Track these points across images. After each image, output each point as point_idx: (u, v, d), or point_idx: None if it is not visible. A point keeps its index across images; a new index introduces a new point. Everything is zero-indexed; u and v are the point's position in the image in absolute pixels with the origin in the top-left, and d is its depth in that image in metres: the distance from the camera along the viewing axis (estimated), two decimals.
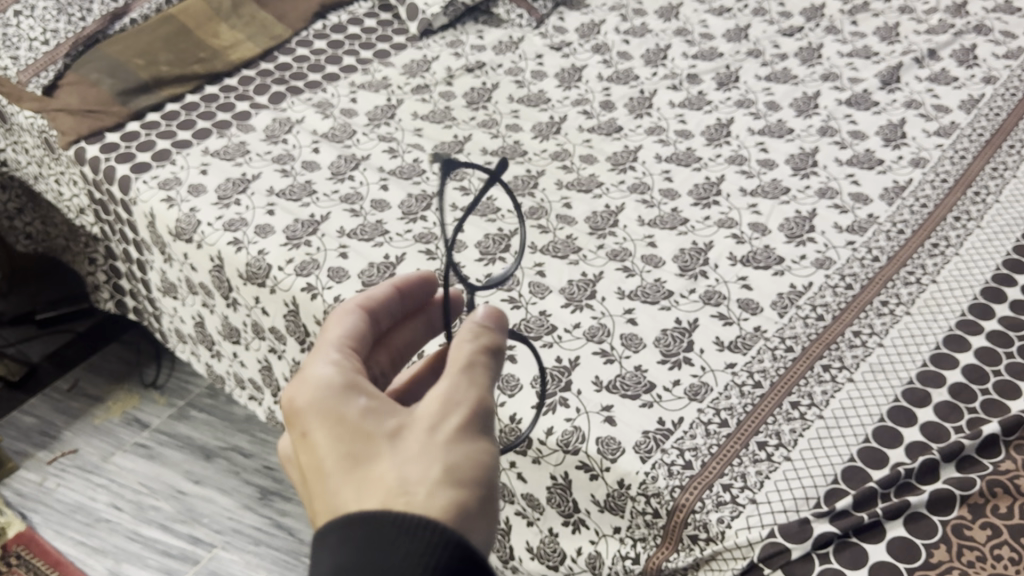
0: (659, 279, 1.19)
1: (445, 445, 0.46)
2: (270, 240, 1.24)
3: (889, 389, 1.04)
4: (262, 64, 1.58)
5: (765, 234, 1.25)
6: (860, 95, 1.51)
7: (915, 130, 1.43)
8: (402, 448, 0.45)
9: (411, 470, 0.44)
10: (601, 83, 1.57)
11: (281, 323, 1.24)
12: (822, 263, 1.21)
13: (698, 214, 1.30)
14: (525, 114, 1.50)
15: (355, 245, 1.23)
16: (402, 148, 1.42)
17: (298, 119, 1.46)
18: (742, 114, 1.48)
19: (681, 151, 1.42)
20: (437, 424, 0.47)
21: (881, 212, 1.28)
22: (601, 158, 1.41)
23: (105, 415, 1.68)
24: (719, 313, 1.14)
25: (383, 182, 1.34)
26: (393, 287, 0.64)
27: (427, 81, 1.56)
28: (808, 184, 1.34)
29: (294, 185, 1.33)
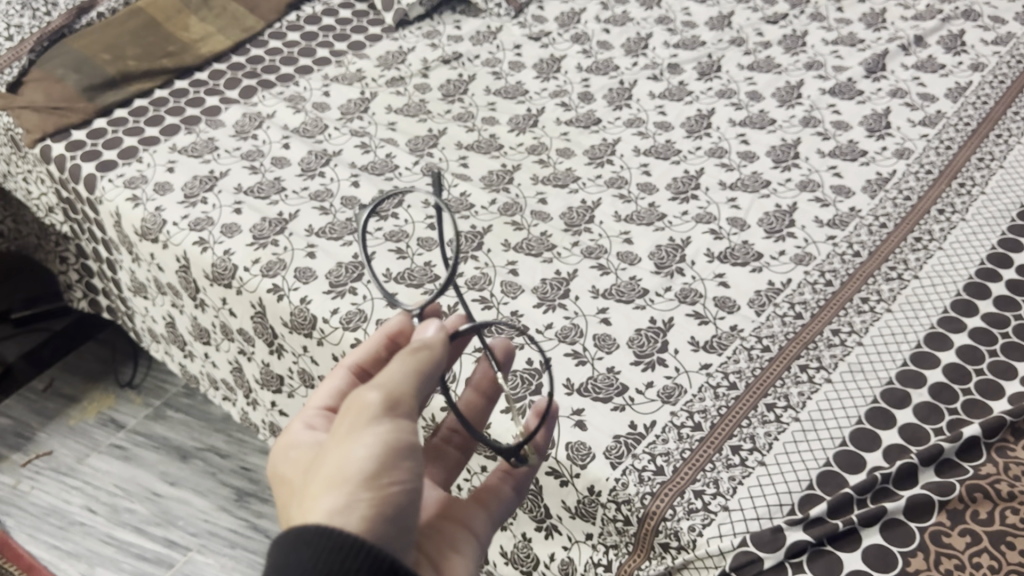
0: (635, 277, 1.16)
1: (341, 450, 0.56)
2: (237, 239, 1.21)
3: (867, 390, 1.02)
4: (233, 58, 1.54)
5: (744, 229, 1.22)
6: (845, 83, 1.47)
7: (900, 119, 1.40)
8: (312, 472, 0.56)
9: (312, 492, 0.55)
10: (580, 73, 1.54)
11: (249, 325, 1.21)
12: (802, 259, 1.17)
13: (676, 209, 1.27)
14: (502, 107, 1.47)
15: (324, 245, 1.20)
16: (375, 142, 1.38)
17: (268, 114, 1.43)
18: (723, 105, 1.45)
19: (660, 143, 1.39)
20: (339, 436, 0.57)
21: (864, 206, 1.25)
22: (579, 152, 1.38)
23: (81, 416, 1.65)
24: (695, 312, 1.11)
25: (354, 178, 1.31)
26: (386, 338, 0.77)
27: (402, 73, 1.53)
28: (789, 176, 1.31)
29: (263, 182, 1.30)
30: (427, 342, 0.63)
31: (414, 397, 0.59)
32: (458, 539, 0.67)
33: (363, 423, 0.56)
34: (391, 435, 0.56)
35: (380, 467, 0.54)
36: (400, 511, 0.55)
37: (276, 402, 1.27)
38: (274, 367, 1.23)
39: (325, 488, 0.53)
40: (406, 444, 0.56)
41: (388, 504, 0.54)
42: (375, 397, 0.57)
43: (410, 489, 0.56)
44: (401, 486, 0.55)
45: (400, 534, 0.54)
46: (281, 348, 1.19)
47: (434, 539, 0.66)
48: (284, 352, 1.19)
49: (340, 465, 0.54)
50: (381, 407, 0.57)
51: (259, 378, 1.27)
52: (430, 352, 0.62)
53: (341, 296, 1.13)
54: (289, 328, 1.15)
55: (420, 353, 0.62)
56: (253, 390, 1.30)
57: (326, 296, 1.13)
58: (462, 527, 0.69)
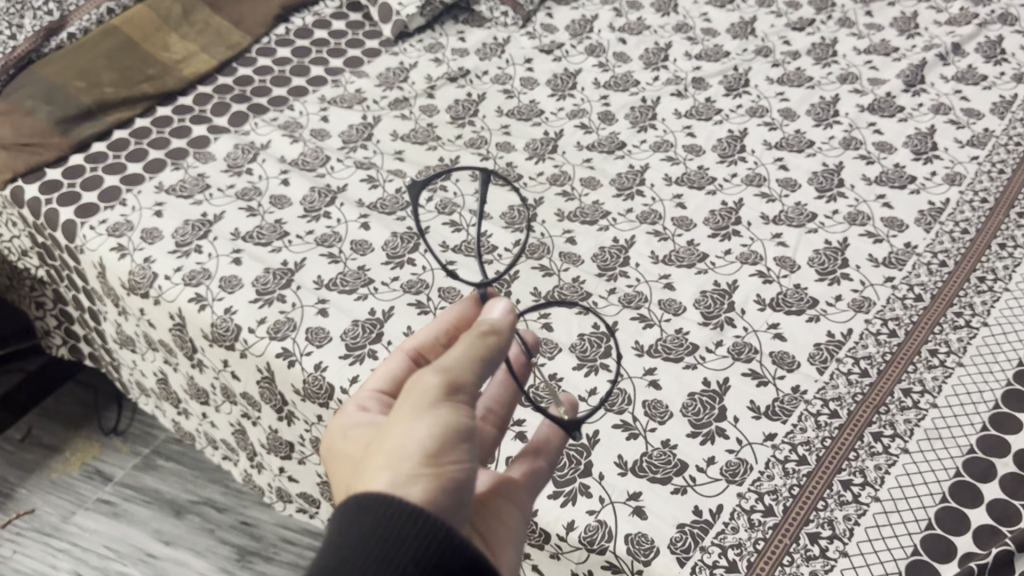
0: (681, 329, 1.06)
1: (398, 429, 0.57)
2: (238, 295, 1.09)
3: (949, 461, 0.92)
4: (220, 79, 1.41)
5: (794, 270, 1.13)
6: (883, 99, 1.38)
7: (946, 139, 1.30)
8: (374, 449, 0.58)
9: (372, 467, 0.56)
10: (599, 90, 1.42)
11: (254, 390, 1.10)
12: (860, 305, 1.08)
13: (717, 247, 1.16)
14: (517, 130, 1.36)
15: (336, 299, 1.09)
16: (382, 175, 1.27)
17: (262, 144, 1.31)
18: (756, 125, 1.35)
19: (693, 171, 1.28)
20: (398, 416, 0.58)
21: (919, 240, 1.16)
22: (605, 182, 1.27)
23: (63, 468, 1.54)
24: (752, 370, 1.01)
25: (364, 219, 1.19)
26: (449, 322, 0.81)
27: (405, 93, 1.41)
28: (836, 208, 1.21)
29: (263, 226, 1.18)
30: (492, 328, 0.64)
31: (471, 381, 0.61)
32: (504, 514, 0.68)
33: (424, 406, 0.57)
34: (450, 417, 0.57)
35: (440, 445, 0.56)
36: (459, 488, 0.56)
37: (284, 468, 1.16)
38: (283, 433, 1.11)
39: (385, 464, 0.55)
40: (465, 427, 0.57)
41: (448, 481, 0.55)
42: (435, 381, 0.59)
43: (469, 468, 0.57)
44: (461, 465, 0.56)
45: (460, 509, 0.55)
46: (291, 416, 1.08)
47: (482, 511, 0.67)
48: (295, 420, 1.08)
49: (400, 442, 0.56)
50: (440, 391, 0.58)
51: (265, 444, 1.16)
52: (495, 337, 0.64)
53: (359, 362, 1.01)
54: (301, 396, 1.04)
55: (486, 336, 0.63)
56: (258, 454, 1.19)
57: (342, 362, 1.02)
58: (507, 500, 0.70)
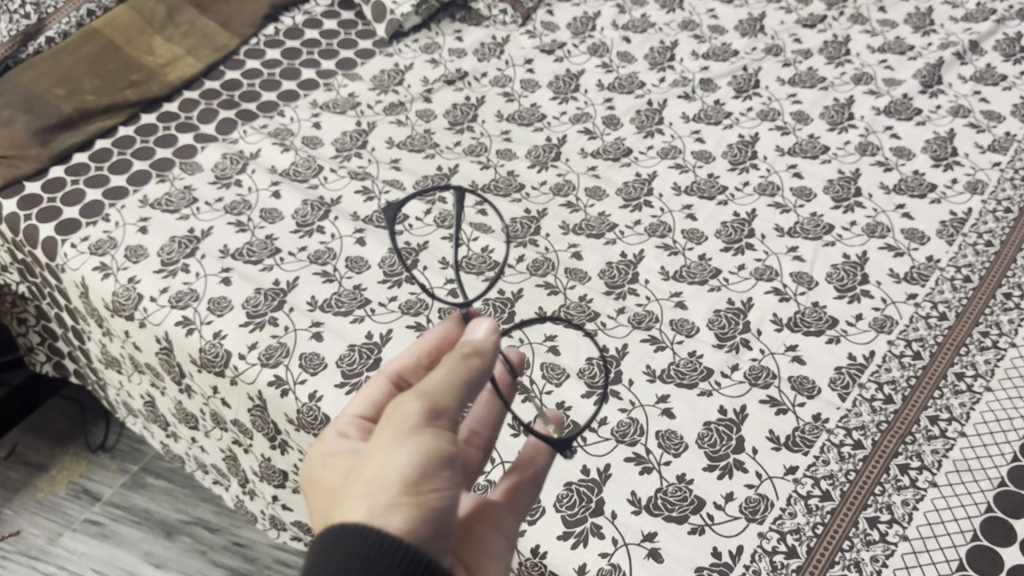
0: (695, 352, 1.01)
1: (378, 457, 0.54)
2: (227, 318, 1.04)
3: (980, 495, 0.87)
4: (207, 83, 1.35)
5: (812, 287, 1.07)
6: (899, 101, 1.32)
7: (966, 144, 1.25)
8: (351, 479, 0.54)
9: (348, 498, 0.53)
10: (602, 92, 1.37)
11: (245, 418, 1.04)
12: (882, 324, 1.03)
13: (730, 262, 1.11)
14: (518, 136, 1.30)
15: (331, 322, 1.03)
16: (378, 186, 1.21)
17: (251, 153, 1.25)
18: (767, 129, 1.29)
19: (702, 179, 1.23)
20: (378, 444, 0.55)
21: (941, 254, 1.10)
22: (611, 192, 1.21)
23: (50, 487, 1.48)
24: (770, 398, 0.96)
25: (359, 234, 1.14)
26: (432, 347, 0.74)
27: (400, 97, 1.36)
28: (854, 219, 1.15)
29: (253, 243, 1.13)
30: (474, 350, 0.61)
31: (452, 408, 0.57)
32: (487, 543, 0.64)
33: (402, 434, 0.54)
34: (430, 446, 0.54)
35: (419, 475, 0.52)
36: (442, 519, 0.52)
37: (278, 497, 1.10)
38: (276, 462, 1.06)
39: (361, 495, 0.51)
40: (444, 454, 0.54)
41: (429, 511, 0.51)
42: (413, 409, 0.55)
43: (450, 497, 0.53)
44: (440, 494, 0.53)
45: (441, 542, 0.52)
46: (284, 445, 1.03)
47: (462, 541, 0.63)
48: (288, 449, 1.03)
49: (378, 473, 0.52)
50: (419, 419, 0.55)
51: (257, 471, 1.10)
52: (478, 361, 0.60)
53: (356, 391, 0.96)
54: (295, 426, 0.98)
55: (469, 358, 0.60)
56: (250, 481, 1.13)
57: (338, 391, 0.96)
58: (491, 528, 0.65)
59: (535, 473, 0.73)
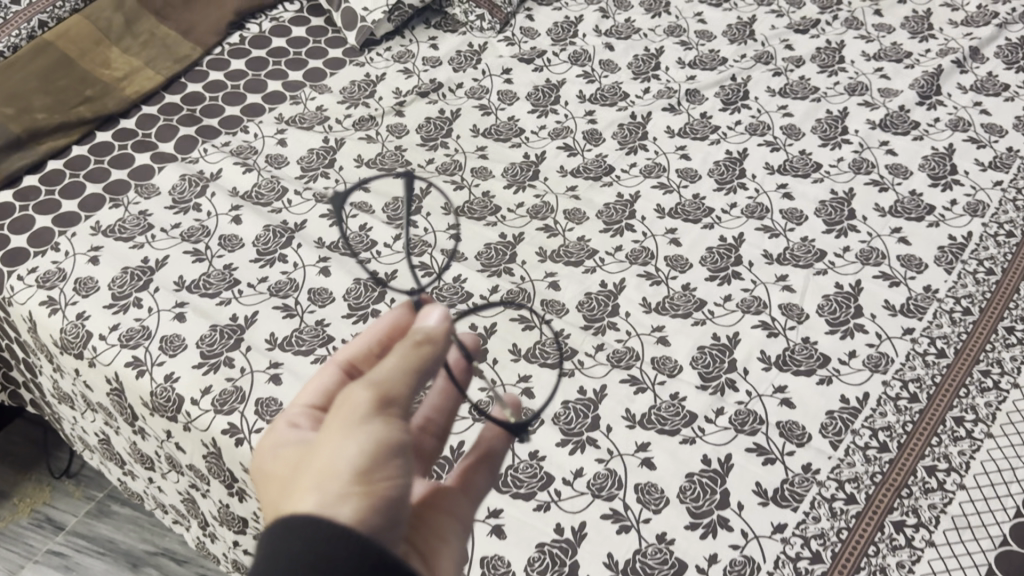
0: (677, 394, 0.95)
1: (329, 446, 0.53)
2: (181, 358, 0.97)
3: (980, 556, 0.81)
4: (167, 97, 1.28)
5: (802, 321, 1.01)
6: (896, 114, 1.26)
7: (966, 161, 1.19)
8: (301, 469, 0.53)
9: (298, 487, 0.52)
10: (584, 105, 1.30)
11: (201, 464, 0.98)
12: (877, 363, 0.97)
13: (716, 292, 1.05)
14: (494, 153, 1.23)
15: (290, 363, 0.97)
16: (345, 209, 1.14)
17: (212, 173, 1.18)
18: (756, 144, 1.23)
19: (688, 200, 1.16)
20: (328, 433, 0.53)
21: (940, 283, 1.04)
22: (591, 214, 1.15)
23: (11, 517, 1.42)
24: (757, 446, 0.90)
25: (324, 263, 1.07)
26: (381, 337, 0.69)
27: (371, 110, 1.29)
28: (847, 244, 1.09)
29: (210, 273, 1.06)
30: (426, 337, 0.58)
31: (404, 395, 0.56)
32: (442, 529, 0.63)
33: (352, 425, 0.53)
34: (382, 434, 0.53)
35: (371, 464, 0.51)
36: (394, 508, 0.52)
37: (239, 543, 1.04)
38: (235, 509, 1.00)
39: (311, 486, 0.51)
40: (396, 442, 0.53)
41: (381, 503, 0.51)
42: (363, 398, 0.54)
43: (402, 487, 0.53)
44: (393, 482, 0.52)
45: (394, 529, 0.52)
46: (243, 492, 0.97)
47: (417, 528, 0.62)
48: (247, 497, 0.97)
49: (328, 461, 0.51)
50: (370, 408, 0.54)
51: (217, 516, 1.04)
52: (431, 346, 0.58)
53: None
54: (252, 476, 0.92)
55: (421, 345, 0.58)
56: (209, 524, 1.07)
57: None
58: (448, 516, 0.65)
59: (494, 456, 0.73)
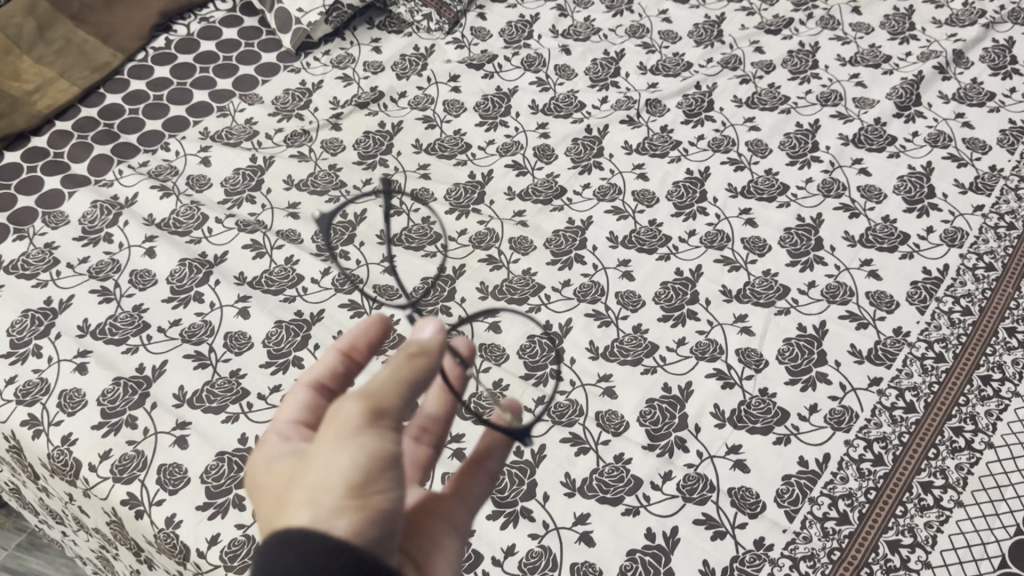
0: (622, 455, 0.87)
1: (319, 462, 0.49)
2: (80, 417, 0.90)
3: None
4: (82, 111, 1.19)
5: (761, 369, 0.93)
6: (871, 127, 1.17)
7: (945, 181, 1.10)
8: (294, 482, 0.50)
9: (291, 500, 0.49)
10: (536, 116, 1.20)
11: (106, 529, 0.90)
12: (840, 419, 0.89)
13: (669, 334, 0.96)
14: (436, 171, 1.14)
15: (199, 422, 0.89)
16: (270, 240, 1.05)
17: (126, 199, 1.09)
18: (719, 162, 1.14)
19: (643, 227, 1.07)
20: (318, 446, 0.50)
21: (912, 325, 0.96)
22: (539, 243, 1.06)
23: None
24: (706, 518, 0.82)
25: (243, 303, 0.99)
26: (341, 354, 0.68)
27: (305, 123, 1.19)
28: (812, 279, 1.01)
29: (118, 317, 0.98)
30: (422, 346, 0.54)
31: (399, 404, 0.52)
32: (438, 540, 0.62)
33: (345, 436, 0.49)
34: (377, 445, 0.49)
35: (364, 478, 0.48)
36: (389, 522, 0.49)
37: None
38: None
39: (303, 500, 0.48)
40: (391, 454, 0.50)
41: (375, 518, 0.48)
42: (355, 409, 0.50)
43: (397, 498, 0.50)
44: (388, 496, 0.49)
45: (387, 544, 0.49)
46: (150, 561, 0.89)
47: (412, 536, 0.61)
48: (155, 566, 0.89)
49: (320, 476, 0.48)
50: (362, 418, 0.50)
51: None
52: (427, 357, 0.54)
53: (221, 516, 0.82)
54: (155, 549, 0.85)
55: (416, 356, 0.53)
56: None
57: (199, 516, 0.82)
58: (446, 523, 0.64)
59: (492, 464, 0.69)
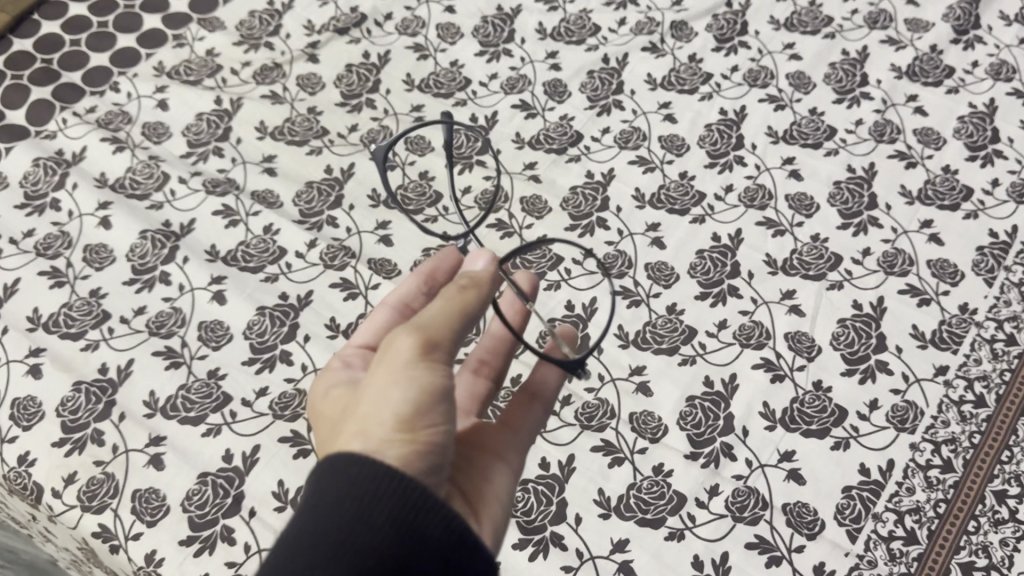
0: (661, 465, 0.77)
1: (371, 394, 0.48)
2: (37, 430, 0.78)
3: None
4: (15, 44, 1.02)
5: (815, 358, 0.82)
6: (926, 56, 1.02)
7: (1011, 123, 0.96)
8: (350, 412, 0.50)
9: (344, 430, 0.49)
10: (544, 43, 1.05)
11: (77, 553, 0.80)
12: (904, 418, 0.79)
13: (708, 315, 0.85)
14: (432, 112, 0.99)
15: (177, 437, 0.78)
16: (244, 204, 0.91)
17: (73, 155, 0.94)
18: (757, 100, 1.00)
19: (673, 181, 0.94)
20: (371, 379, 0.49)
21: (979, 301, 0.85)
22: (554, 203, 0.93)
23: None
24: (759, 541, 0.73)
25: (218, 285, 0.86)
26: (424, 278, 0.69)
27: (276, 55, 1.03)
28: (867, 245, 0.89)
29: (72, 304, 0.85)
30: (473, 282, 0.54)
31: (453, 337, 0.51)
32: (490, 472, 0.57)
33: (398, 367, 0.48)
34: (428, 377, 0.48)
35: (415, 413, 0.47)
36: (438, 452, 0.48)
37: None
38: None
39: (355, 432, 0.47)
40: (443, 388, 0.48)
41: (423, 450, 0.47)
42: (407, 342, 0.49)
43: (448, 432, 0.48)
44: (438, 429, 0.48)
45: (436, 477, 0.48)
46: None
47: (461, 468, 0.56)
48: None
49: (373, 408, 0.47)
50: (415, 351, 0.49)
51: None
52: (477, 292, 0.54)
53: (208, 552, 0.72)
54: None
55: (467, 292, 0.53)
56: None
57: (183, 554, 0.72)
58: (496, 459, 0.59)
59: (547, 399, 0.68)
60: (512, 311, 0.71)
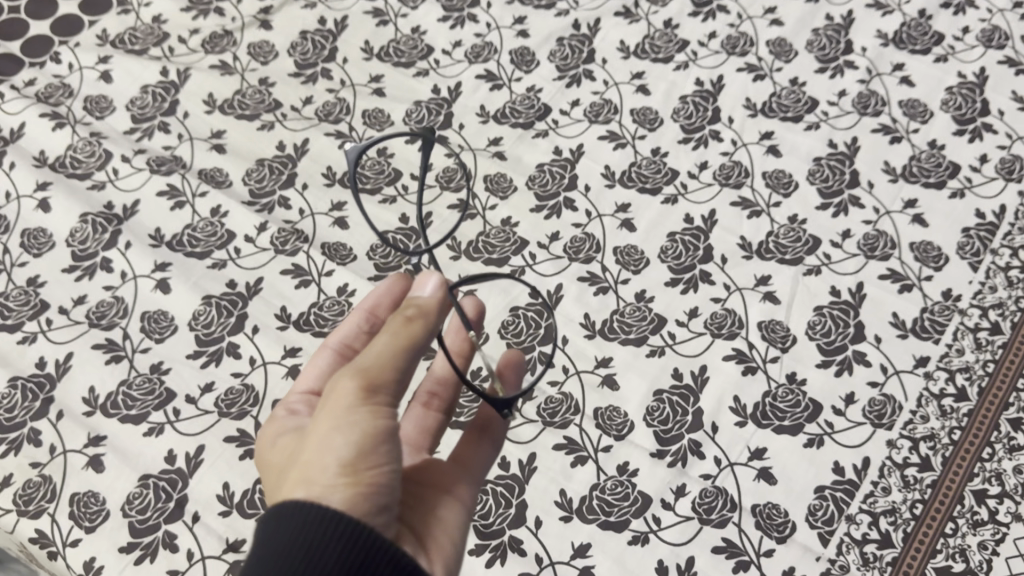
0: (626, 464, 0.74)
1: (313, 440, 0.44)
2: None
3: None
4: None
5: (789, 347, 0.78)
6: (914, 22, 0.97)
7: (1002, 94, 0.91)
8: (293, 460, 0.46)
9: (288, 479, 0.45)
10: (511, 8, 0.99)
11: None
12: (880, 413, 0.75)
13: (679, 303, 0.81)
14: (391, 83, 0.94)
15: (118, 436, 0.74)
16: (191, 184, 0.86)
17: (11, 131, 0.89)
18: (734, 69, 0.94)
19: (644, 158, 0.89)
20: (314, 425, 0.45)
21: (963, 287, 0.81)
22: (519, 181, 0.88)
23: None
24: (726, 545, 0.70)
25: (162, 272, 0.81)
26: (364, 314, 0.64)
27: (226, 21, 0.97)
28: (847, 226, 0.85)
29: (8, 292, 0.80)
30: (419, 309, 0.49)
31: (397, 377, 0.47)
32: (440, 513, 0.53)
33: (340, 412, 0.44)
34: (372, 421, 0.44)
35: (358, 458, 0.43)
36: (384, 496, 0.44)
37: None
38: None
39: (297, 481, 0.43)
40: (388, 429, 0.44)
41: (368, 495, 0.43)
42: (349, 384, 0.45)
43: (393, 474, 0.44)
44: (384, 470, 0.44)
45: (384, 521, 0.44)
46: None
47: (410, 506, 0.52)
48: None
49: (315, 455, 0.43)
50: (357, 393, 0.45)
51: None
52: (423, 320, 0.49)
53: (148, 560, 0.68)
54: None
55: (411, 320, 0.48)
56: None
57: (121, 562, 0.68)
58: (449, 495, 0.55)
59: (497, 433, 0.63)
60: (457, 340, 0.67)
